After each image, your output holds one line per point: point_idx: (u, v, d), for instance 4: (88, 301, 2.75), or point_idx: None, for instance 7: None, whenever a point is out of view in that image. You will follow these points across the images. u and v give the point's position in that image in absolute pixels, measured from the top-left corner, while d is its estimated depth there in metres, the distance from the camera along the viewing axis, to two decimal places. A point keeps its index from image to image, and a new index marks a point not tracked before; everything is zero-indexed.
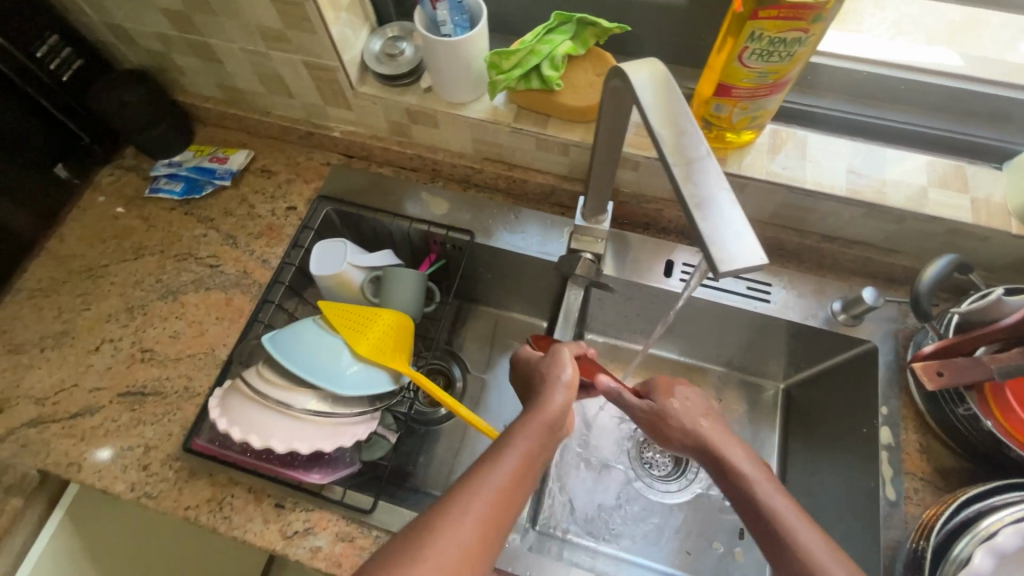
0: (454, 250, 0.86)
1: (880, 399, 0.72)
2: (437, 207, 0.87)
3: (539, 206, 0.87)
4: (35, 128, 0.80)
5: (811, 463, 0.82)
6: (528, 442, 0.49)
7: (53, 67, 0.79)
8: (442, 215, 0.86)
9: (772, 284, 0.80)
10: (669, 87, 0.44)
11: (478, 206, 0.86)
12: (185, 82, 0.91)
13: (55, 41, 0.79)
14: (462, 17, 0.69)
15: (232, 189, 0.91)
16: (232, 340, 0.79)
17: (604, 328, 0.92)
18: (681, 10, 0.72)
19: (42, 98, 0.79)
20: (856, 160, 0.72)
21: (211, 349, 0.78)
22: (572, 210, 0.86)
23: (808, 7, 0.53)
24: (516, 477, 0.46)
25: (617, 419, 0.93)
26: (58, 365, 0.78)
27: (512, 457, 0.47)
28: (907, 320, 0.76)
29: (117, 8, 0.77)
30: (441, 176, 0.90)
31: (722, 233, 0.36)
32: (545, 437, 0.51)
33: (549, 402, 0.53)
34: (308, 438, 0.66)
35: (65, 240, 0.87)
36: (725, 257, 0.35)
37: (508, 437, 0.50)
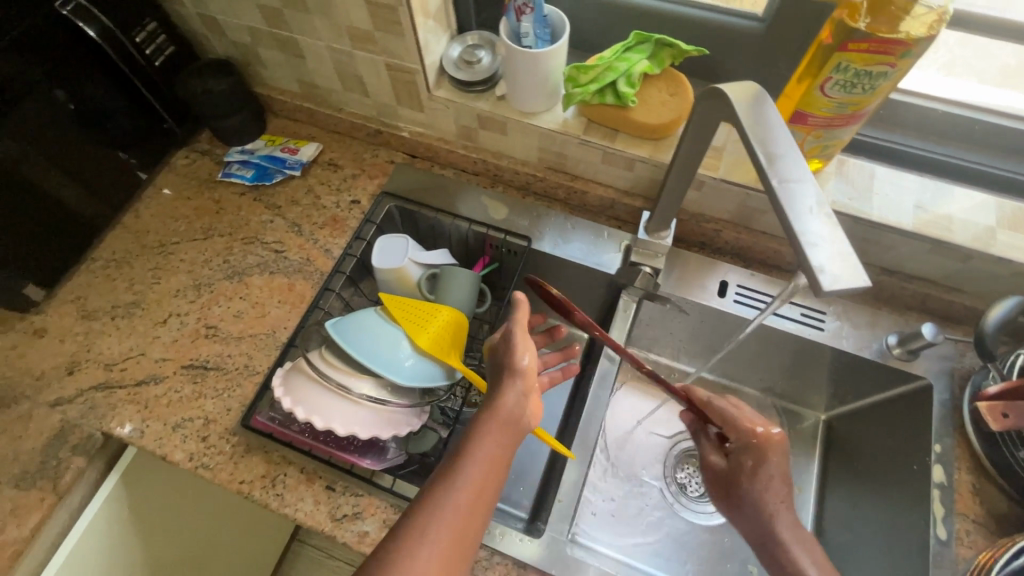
0: (509, 255, 0.88)
1: (934, 437, 0.71)
2: (496, 211, 0.89)
3: (596, 218, 0.89)
4: (127, 108, 0.85)
5: (853, 497, 0.81)
6: (488, 444, 0.55)
7: (148, 52, 0.84)
8: (501, 220, 0.88)
9: (828, 313, 0.80)
10: (763, 109, 0.46)
11: (536, 213, 0.88)
12: (265, 74, 0.95)
13: (153, 28, 0.84)
14: (544, 31, 0.72)
15: (300, 179, 0.94)
16: (293, 324, 0.81)
17: (648, 343, 0.93)
18: (757, 37, 0.74)
19: (137, 80, 0.84)
20: (924, 196, 0.72)
21: (272, 331, 0.81)
22: (629, 224, 0.87)
23: (898, 43, 0.54)
24: (481, 478, 0.54)
25: (654, 436, 0.94)
26: (127, 334, 0.81)
27: (472, 464, 0.54)
28: (964, 359, 0.75)
29: (214, 0, 0.81)
30: (501, 182, 0.92)
31: (825, 254, 0.38)
32: (504, 436, 0.56)
33: (499, 401, 0.58)
34: (365, 424, 0.68)
35: (141, 215, 0.92)
36: (830, 277, 0.37)
37: (467, 442, 0.56)
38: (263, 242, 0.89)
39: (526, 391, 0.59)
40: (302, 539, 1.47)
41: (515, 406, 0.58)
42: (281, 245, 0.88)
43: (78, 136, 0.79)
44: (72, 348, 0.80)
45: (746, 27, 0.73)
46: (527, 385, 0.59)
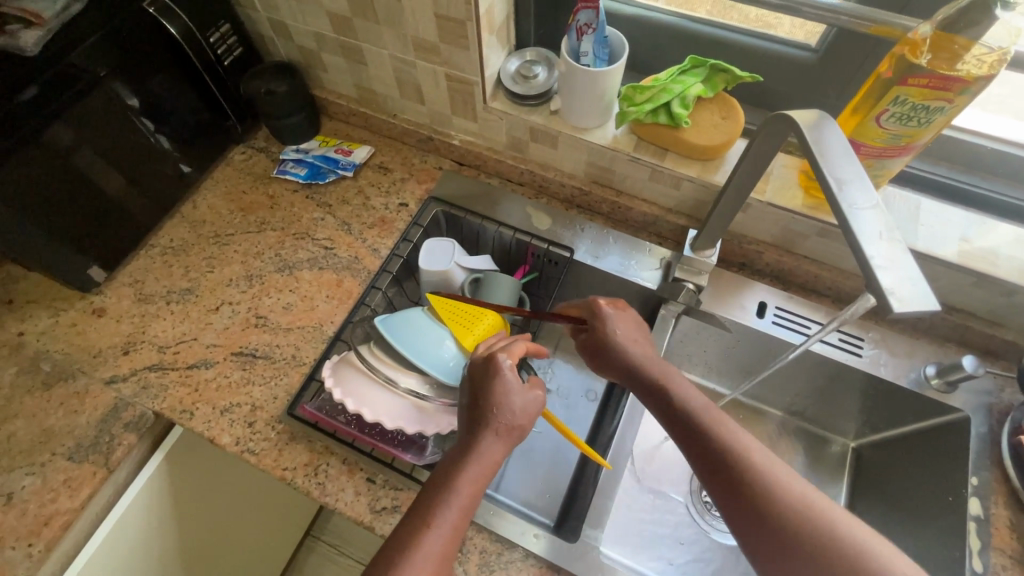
0: (550, 265, 0.90)
1: (970, 469, 0.71)
2: (539, 222, 0.91)
3: (637, 234, 0.91)
4: (196, 103, 0.89)
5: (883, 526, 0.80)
6: (467, 491, 0.53)
7: (220, 52, 0.88)
8: (544, 230, 0.90)
9: (865, 340, 0.81)
10: (833, 138, 0.47)
11: (579, 226, 0.91)
12: (325, 79, 0.99)
13: (226, 30, 0.88)
14: (604, 51, 0.73)
15: (351, 180, 0.98)
16: (339, 319, 0.84)
17: (681, 361, 0.94)
18: (809, 67, 0.76)
19: (208, 78, 0.88)
20: (969, 230, 0.73)
21: (320, 325, 0.84)
22: (669, 241, 0.89)
23: (957, 80, 0.56)
24: (457, 526, 0.51)
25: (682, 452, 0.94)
26: (181, 318, 0.84)
27: (451, 513, 0.51)
28: (1003, 394, 0.75)
29: (287, 6, 0.85)
30: (546, 194, 0.94)
31: (894, 277, 0.40)
32: (484, 484, 0.54)
33: (484, 448, 0.55)
34: (411, 418, 0.70)
35: (198, 206, 0.95)
36: (899, 299, 0.39)
37: (449, 485, 0.53)
38: (314, 238, 0.92)
39: (506, 443, 0.57)
40: (316, 535, 1.49)
41: (498, 453, 0.56)
42: (331, 242, 0.91)
43: (149, 127, 0.83)
44: (128, 329, 0.83)
45: (799, 56, 0.76)
46: (509, 431, 0.57)
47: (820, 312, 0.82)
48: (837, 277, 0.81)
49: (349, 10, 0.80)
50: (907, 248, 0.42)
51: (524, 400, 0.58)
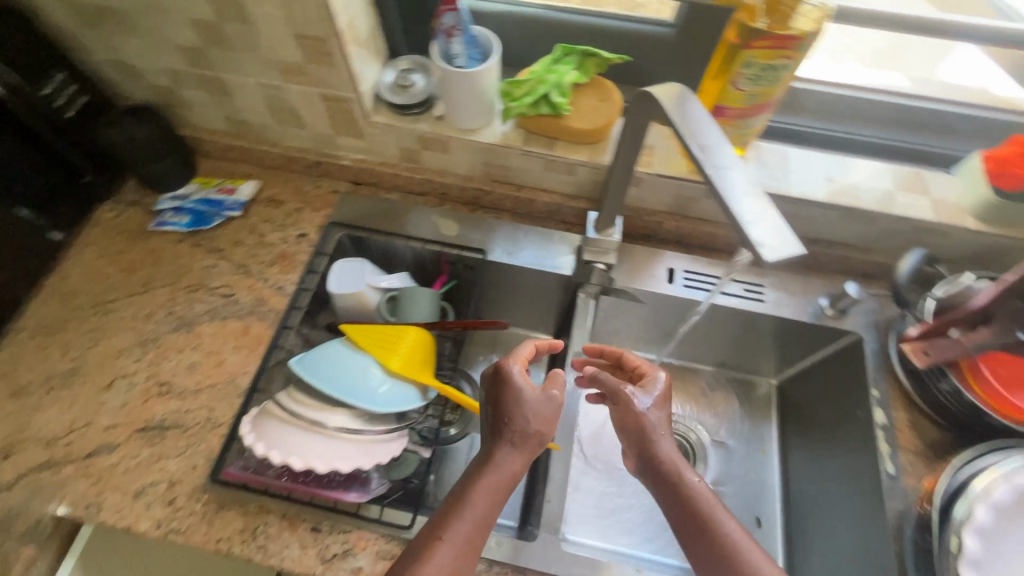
0: (465, 271, 0.89)
1: (871, 382, 0.78)
2: (447, 228, 0.89)
3: (547, 224, 0.91)
4: (40, 165, 0.79)
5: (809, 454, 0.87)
6: (481, 506, 0.54)
7: (60, 105, 0.79)
8: (452, 236, 0.89)
9: (764, 285, 0.87)
10: (689, 107, 0.50)
11: (489, 227, 0.90)
12: (191, 117, 0.91)
13: (62, 78, 0.79)
14: (473, 50, 0.74)
15: (242, 220, 0.91)
16: (253, 368, 0.78)
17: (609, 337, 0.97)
18: (665, 42, 0.81)
19: (50, 134, 0.79)
20: (831, 172, 0.81)
21: (232, 378, 0.78)
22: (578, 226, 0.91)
23: (793, 39, 0.61)
24: (468, 540, 0.53)
25: None
26: (69, 404, 0.75)
27: (462, 522, 0.53)
28: (885, 310, 0.83)
29: (130, 45, 0.78)
30: (449, 201, 0.93)
31: (761, 230, 0.42)
32: (498, 496, 0.55)
33: (495, 457, 0.57)
34: (346, 457, 0.66)
35: (67, 277, 0.85)
36: (771, 249, 0.41)
37: (461, 502, 0.54)
38: (208, 287, 0.85)
39: (523, 456, 0.57)
40: None
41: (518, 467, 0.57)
42: (228, 288, 0.85)
43: None
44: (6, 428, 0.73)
45: (657, 32, 0.80)
46: (524, 442, 0.58)
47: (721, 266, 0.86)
48: (733, 233, 0.86)
49: (199, 40, 0.74)
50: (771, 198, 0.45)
51: (540, 411, 0.59)
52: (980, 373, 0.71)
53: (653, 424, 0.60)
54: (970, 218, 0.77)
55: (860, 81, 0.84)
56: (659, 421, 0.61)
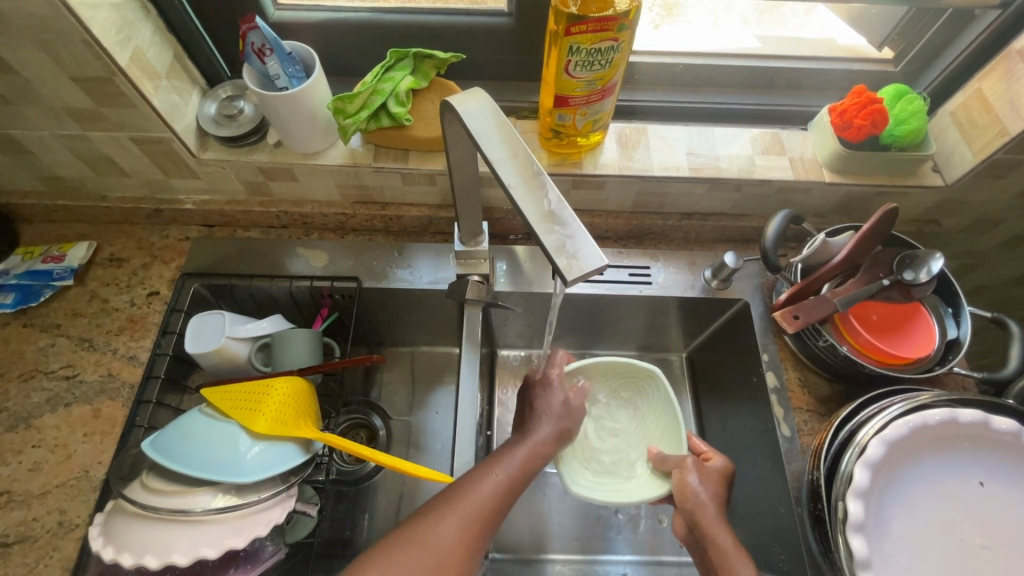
0: (345, 300, 0.81)
1: (412, 262, 0.82)
2: (316, 260, 0.82)
3: (578, 223, 0.40)
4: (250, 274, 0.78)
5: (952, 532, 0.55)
6: (518, 462, 0.59)
7: (251, 141, 0.73)
8: (323, 267, 0.81)
9: (590, 248, 0.39)
10: (479, 123, 0.45)
11: (439, 251, 0.83)
12: (377, 187, 0.78)
13: (229, 95, 0.74)
14: (295, 68, 0.66)
15: (404, 281, 0.81)
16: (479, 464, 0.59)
17: (514, 341, 0.91)
18: (505, 31, 0.75)
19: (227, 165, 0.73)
20: (518, 153, 0.43)
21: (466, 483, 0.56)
22: (592, 251, 0.39)
23: (610, 19, 0.57)
24: (501, 491, 0.56)
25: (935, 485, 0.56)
26: (285, 404, 0.66)
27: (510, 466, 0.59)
28: (529, 319, 0.86)
29: (290, 124, 0.68)
30: (315, 230, 0.85)
31: (544, 242, 0.39)
32: (531, 457, 0.61)
33: (534, 431, 0.63)
34: (215, 541, 0.58)
35: (304, 286, 0.79)
36: (572, 267, 0.38)
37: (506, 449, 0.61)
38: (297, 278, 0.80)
39: (553, 433, 0.64)
40: None
41: (531, 442, 0.62)
42: (349, 292, 0.80)
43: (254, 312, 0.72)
44: (234, 435, 0.62)
45: (497, 24, 0.74)
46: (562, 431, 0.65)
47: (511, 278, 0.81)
48: (370, 294, 0.81)
49: (346, 116, 0.69)
50: (549, 177, 0.42)
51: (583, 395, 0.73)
52: (848, 321, 0.70)
53: (706, 501, 0.64)
54: (688, 166, 0.76)
55: (706, 47, 0.81)
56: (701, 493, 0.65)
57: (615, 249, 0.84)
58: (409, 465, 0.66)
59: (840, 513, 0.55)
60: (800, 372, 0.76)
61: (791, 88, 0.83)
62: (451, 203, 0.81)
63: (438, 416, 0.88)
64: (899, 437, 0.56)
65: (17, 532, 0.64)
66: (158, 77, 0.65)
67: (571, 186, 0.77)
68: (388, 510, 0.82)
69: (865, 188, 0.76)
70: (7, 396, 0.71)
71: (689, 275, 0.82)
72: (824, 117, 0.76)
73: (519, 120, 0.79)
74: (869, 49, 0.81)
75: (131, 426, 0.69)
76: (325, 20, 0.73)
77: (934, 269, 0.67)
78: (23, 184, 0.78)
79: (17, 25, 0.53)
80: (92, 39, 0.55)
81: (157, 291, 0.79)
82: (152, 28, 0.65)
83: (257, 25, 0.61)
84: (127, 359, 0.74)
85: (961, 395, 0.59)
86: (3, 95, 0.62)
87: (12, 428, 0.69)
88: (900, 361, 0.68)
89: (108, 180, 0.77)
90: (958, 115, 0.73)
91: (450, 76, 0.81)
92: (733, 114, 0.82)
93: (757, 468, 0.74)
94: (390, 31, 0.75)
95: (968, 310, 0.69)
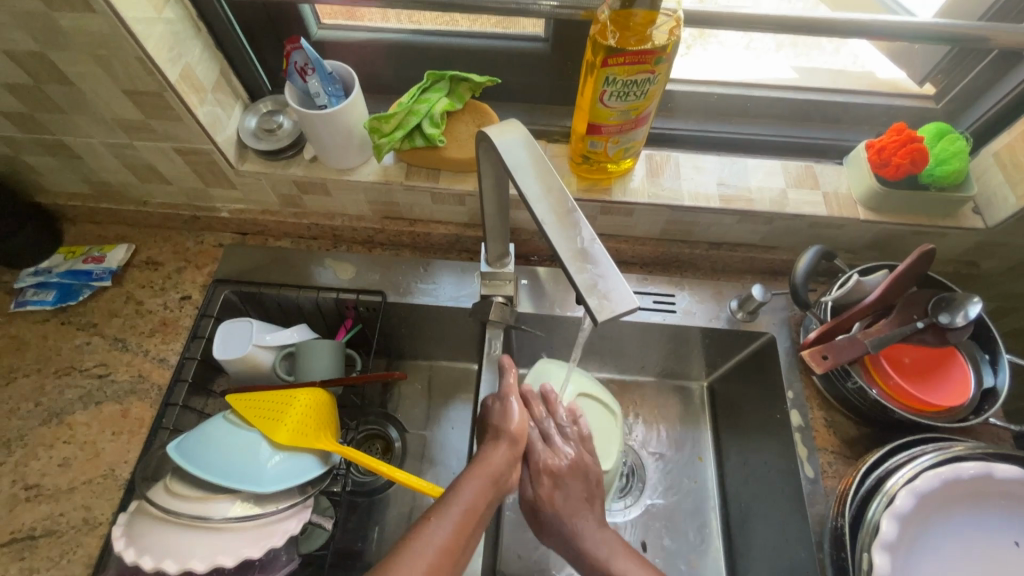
0: (368, 313, 0.82)
1: (436, 277, 0.83)
2: (344, 272, 0.83)
3: (612, 260, 0.41)
4: (281, 285, 0.79)
5: None
6: (501, 458, 0.58)
7: (290, 154, 0.75)
8: (350, 280, 0.82)
9: (623, 287, 0.39)
10: (515, 157, 0.45)
11: (463, 268, 0.84)
12: (406, 203, 0.79)
13: (270, 109, 0.77)
14: (336, 87, 0.67)
15: (428, 297, 0.81)
16: (464, 490, 0.53)
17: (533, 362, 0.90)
18: (542, 56, 0.76)
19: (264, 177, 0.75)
20: (552, 190, 0.44)
21: (467, 510, 0.52)
22: (622, 291, 0.39)
23: (648, 52, 0.57)
24: (439, 557, 0.48)
25: (961, 538, 0.54)
26: (307, 416, 0.67)
27: (439, 535, 0.49)
28: (549, 339, 0.85)
29: (326, 138, 0.69)
30: (344, 241, 0.86)
31: (574, 281, 0.40)
32: (488, 490, 0.55)
33: (491, 456, 0.58)
34: (232, 550, 0.59)
35: (328, 297, 0.80)
36: (603, 308, 0.38)
37: (451, 495, 0.53)
38: (322, 287, 0.81)
39: (513, 453, 0.59)
40: None
41: (513, 442, 0.59)
42: (373, 305, 0.81)
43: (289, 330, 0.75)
44: (255, 446, 0.63)
45: (533, 50, 0.75)
46: (520, 444, 0.60)
47: (535, 300, 0.81)
48: (394, 309, 0.82)
49: (382, 134, 0.71)
50: (581, 214, 0.43)
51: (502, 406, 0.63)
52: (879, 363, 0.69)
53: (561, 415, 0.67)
54: (718, 198, 0.75)
55: (743, 77, 0.81)
56: (572, 502, 0.60)
57: (640, 275, 0.84)
58: (423, 482, 0.65)
59: (866, 565, 0.53)
60: (826, 412, 0.74)
61: (827, 121, 0.82)
62: (478, 223, 0.82)
63: (453, 432, 0.88)
64: (929, 489, 0.54)
65: (43, 526, 0.66)
66: (204, 91, 0.67)
67: (599, 212, 0.77)
68: (398, 524, 0.82)
69: (900, 227, 0.74)
70: (42, 391, 0.74)
71: (715, 305, 0.81)
72: (861, 153, 0.75)
73: (551, 143, 0.79)
74: (909, 84, 0.80)
75: (157, 427, 0.70)
76: (367, 42, 0.76)
77: (971, 313, 0.65)
78: (70, 186, 0.82)
79: (79, 42, 0.56)
80: (144, 56, 0.57)
81: (189, 295, 0.81)
82: (202, 45, 0.67)
83: (301, 45, 0.64)
84: (157, 361, 0.76)
85: (996, 448, 0.57)
86: (58, 105, 0.65)
87: (45, 422, 0.72)
88: (933, 408, 0.66)
89: (149, 186, 0.80)
90: (1002, 157, 0.71)
91: (484, 98, 0.82)
92: (766, 145, 0.82)
93: (777, 508, 0.72)
94: (428, 54, 0.76)
95: (1007, 359, 0.66)
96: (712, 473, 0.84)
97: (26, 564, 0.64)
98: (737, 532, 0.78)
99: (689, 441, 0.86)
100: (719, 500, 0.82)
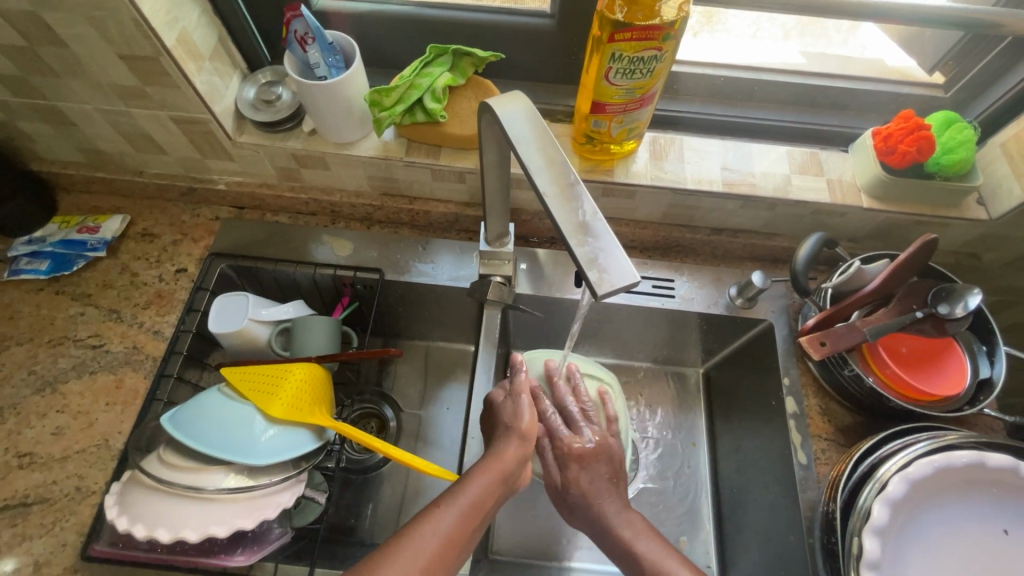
0: (366, 291, 0.81)
1: (434, 255, 0.82)
2: (342, 249, 0.82)
3: (614, 234, 0.40)
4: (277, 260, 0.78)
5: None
6: (513, 452, 0.57)
7: (288, 126, 0.74)
8: (348, 256, 0.81)
9: (623, 261, 0.39)
10: (519, 128, 0.44)
11: (461, 248, 0.83)
12: (405, 180, 0.78)
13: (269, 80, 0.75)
14: (336, 58, 0.66)
15: (426, 275, 0.81)
16: (468, 486, 0.53)
17: (530, 343, 0.90)
18: (547, 33, 0.74)
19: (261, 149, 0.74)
20: (554, 165, 0.43)
21: (472, 507, 0.52)
22: (623, 265, 0.39)
23: (655, 28, 0.56)
24: (439, 551, 0.49)
25: (951, 525, 0.55)
26: (301, 390, 0.66)
27: (448, 523, 0.50)
28: (547, 320, 0.85)
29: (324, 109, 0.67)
30: (342, 218, 0.85)
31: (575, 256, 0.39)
32: (497, 486, 0.55)
33: (502, 450, 0.57)
34: (226, 520, 0.59)
35: (325, 273, 0.79)
36: (603, 282, 0.38)
37: (457, 489, 0.53)
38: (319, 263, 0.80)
39: (524, 448, 0.58)
40: None
41: (525, 440, 0.58)
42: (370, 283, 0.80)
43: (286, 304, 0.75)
44: (249, 419, 0.63)
45: (538, 26, 0.74)
46: (530, 440, 0.59)
47: (534, 280, 0.80)
48: (392, 287, 0.82)
49: (382, 108, 0.70)
50: (584, 187, 0.42)
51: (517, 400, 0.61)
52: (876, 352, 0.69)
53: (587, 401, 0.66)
54: (720, 181, 0.74)
55: (749, 61, 0.80)
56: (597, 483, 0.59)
57: (641, 259, 0.83)
58: (418, 459, 0.65)
59: (854, 548, 0.53)
60: (822, 400, 0.74)
61: (833, 107, 0.81)
62: (479, 202, 0.81)
63: (448, 412, 0.88)
64: (923, 477, 0.54)
65: (37, 493, 0.66)
66: (201, 59, 0.66)
67: (600, 194, 0.76)
68: (393, 502, 0.82)
69: (904, 216, 0.74)
70: (35, 360, 0.73)
71: (714, 291, 0.80)
72: (866, 140, 0.74)
73: (553, 123, 0.78)
74: (918, 73, 0.78)
75: (151, 399, 0.70)
76: (369, 14, 0.74)
77: (971, 304, 0.64)
78: (65, 155, 0.80)
79: (73, 3, 0.54)
80: (140, 19, 0.56)
81: (184, 268, 0.80)
82: (199, 10, 0.65)
83: (303, 13, 0.62)
84: (152, 334, 0.76)
85: (989, 438, 0.57)
86: (52, 68, 0.63)
87: (38, 391, 0.71)
88: (929, 398, 0.66)
89: (145, 156, 0.79)
90: (1010, 147, 0.70)
91: (486, 75, 0.81)
92: (771, 131, 0.81)
93: (769, 493, 0.72)
94: (430, 27, 0.75)
95: (1005, 351, 0.66)
96: (705, 458, 0.84)
97: (19, 530, 0.64)
98: (729, 516, 0.79)
99: (684, 426, 0.86)
100: (713, 485, 0.82)
